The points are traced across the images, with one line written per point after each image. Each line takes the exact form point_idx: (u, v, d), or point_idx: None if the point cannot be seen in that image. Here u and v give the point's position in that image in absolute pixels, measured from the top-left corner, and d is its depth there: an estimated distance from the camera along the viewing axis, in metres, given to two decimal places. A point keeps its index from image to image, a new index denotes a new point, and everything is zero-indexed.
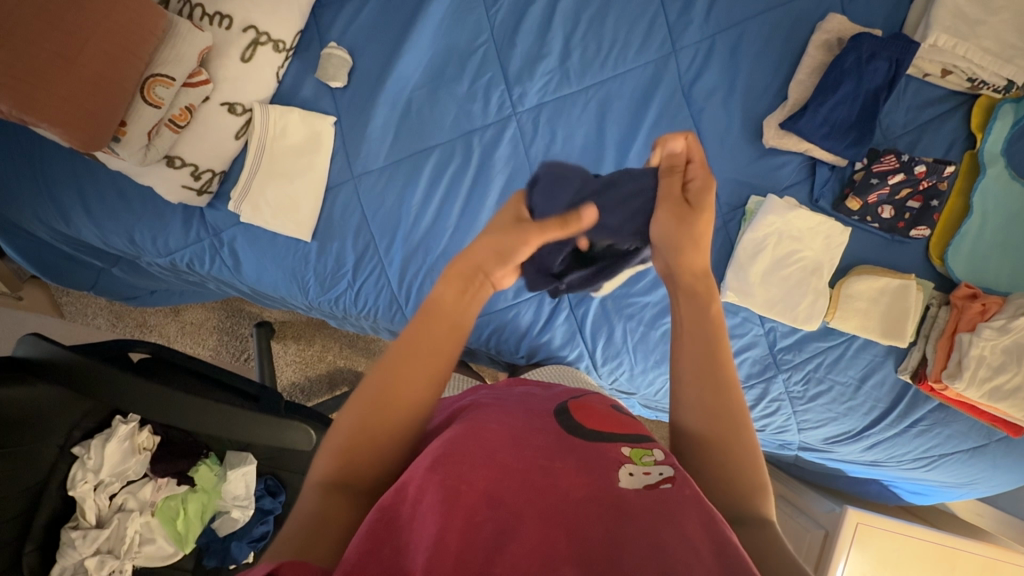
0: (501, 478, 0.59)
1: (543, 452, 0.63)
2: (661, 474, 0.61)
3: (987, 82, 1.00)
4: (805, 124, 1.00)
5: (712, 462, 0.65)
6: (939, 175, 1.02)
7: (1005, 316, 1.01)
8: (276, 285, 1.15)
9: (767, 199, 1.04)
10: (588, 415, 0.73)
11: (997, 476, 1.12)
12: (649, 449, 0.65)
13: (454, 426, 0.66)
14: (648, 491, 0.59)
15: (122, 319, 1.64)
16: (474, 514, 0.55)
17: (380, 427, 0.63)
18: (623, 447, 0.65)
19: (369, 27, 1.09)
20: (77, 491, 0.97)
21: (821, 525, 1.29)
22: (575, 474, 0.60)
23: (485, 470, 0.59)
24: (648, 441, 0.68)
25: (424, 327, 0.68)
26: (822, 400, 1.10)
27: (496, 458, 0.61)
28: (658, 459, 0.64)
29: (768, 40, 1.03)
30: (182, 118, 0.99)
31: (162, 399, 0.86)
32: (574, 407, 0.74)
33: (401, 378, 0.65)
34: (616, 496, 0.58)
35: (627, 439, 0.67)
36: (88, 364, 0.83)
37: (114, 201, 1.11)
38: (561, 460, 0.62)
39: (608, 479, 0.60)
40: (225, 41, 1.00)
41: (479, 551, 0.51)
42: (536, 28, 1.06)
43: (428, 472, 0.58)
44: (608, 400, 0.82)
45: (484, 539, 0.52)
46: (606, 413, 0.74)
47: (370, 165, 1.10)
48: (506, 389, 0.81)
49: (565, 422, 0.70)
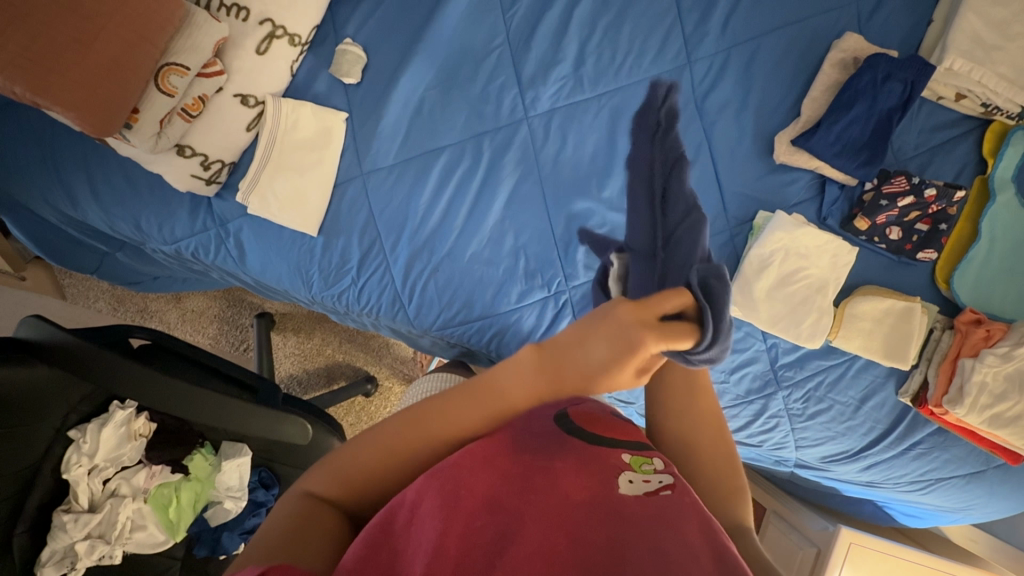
0: (500, 482, 0.59)
1: (542, 455, 0.64)
2: (660, 482, 0.62)
3: (1000, 108, 1.00)
4: (817, 142, 1.00)
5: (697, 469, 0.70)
6: (949, 200, 1.02)
7: (1009, 343, 1.00)
8: (280, 278, 1.14)
9: (775, 215, 1.03)
10: (589, 419, 0.73)
11: (994, 502, 1.12)
12: (649, 458, 0.66)
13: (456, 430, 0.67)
14: (648, 497, 0.59)
15: (123, 304, 1.64)
16: (473, 518, 0.55)
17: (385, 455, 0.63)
18: (623, 454, 0.66)
19: (384, 25, 1.09)
20: (71, 474, 0.98)
21: (813, 542, 1.29)
22: (574, 475, 0.60)
23: (485, 473, 0.60)
24: (648, 450, 0.69)
25: (468, 399, 0.62)
26: (821, 418, 1.10)
27: (495, 462, 0.62)
28: (657, 468, 0.64)
29: (784, 56, 1.03)
30: (194, 108, 0.99)
31: (157, 386, 0.86)
32: (575, 412, 0.75)
33: (426, 433, 0.63)
34: (616, 502, 0.58)
35: (628, 446, 0.68)
36: (82, 347, 0.83)
37: (124, 187, 1.11)
38: (560, 460, 0.62)
39: (608, 483, 0.60)
40: (241, 32, 1.00)
41: (479, 554, 0.51)
42: (551, 34, 1.06)
43: (426, 480, 0.59)
44: (606, 406, 0.83)
45: (485, 542, 0.52)
46: (607, 418, 0.74)
47: (379, 162, 1.09)
48: None
49: (565, 426, 0.71)
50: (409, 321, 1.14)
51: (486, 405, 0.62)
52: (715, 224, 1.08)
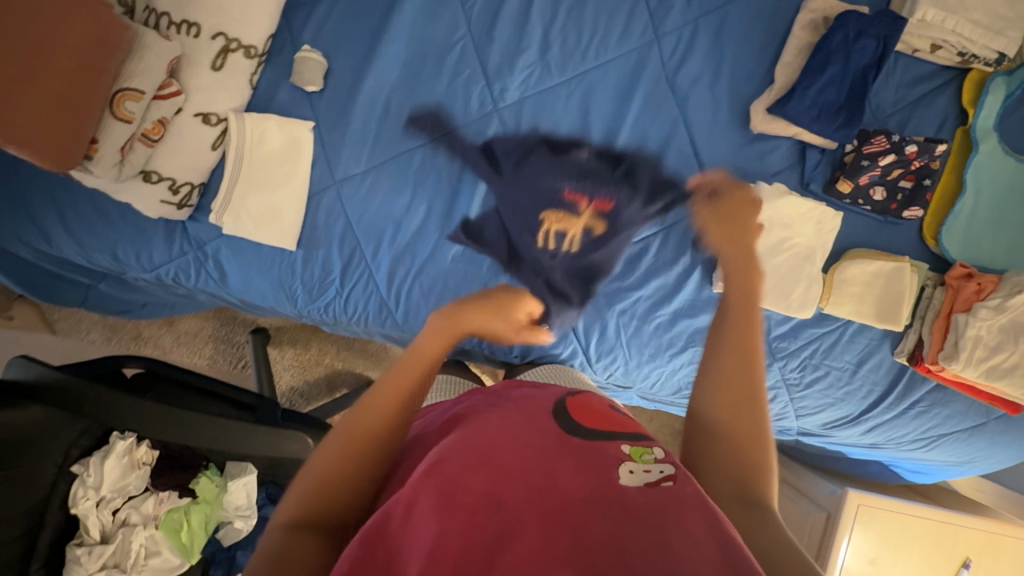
0: (501, 481, 0.58)
1: (542, 454, 0.62)
2: (662, 472, 0.61)
3: (977, 55, 0.97)
4: (793, 107, 0.98)
5: (709, 421, 0.68)
6: (931, 155, 0.99)
7: (1001, 294, 0.99)
8: (264, 296, 1.14)
9: (757, 185, 1.01)
10: (587, 415, 0.73)
11: (996, 453, 1.13)
12: (649, 447, 0.65)
13: (454, 435, 0.67)
14: (649, 489, 0.58)
15: (117, 332, 1.64)
16: (474, 516, 0.54)
17: (346, 471, 0.62)
18: (623, 445, 0.65)
19: (342, 26, 1.05)
20: (79, 508, 0.99)
21: (823, 507, 1.33)
22: (574, 473, 0.59)
23: (483, 472, 0.59)
24: (647, 440, 0.68)
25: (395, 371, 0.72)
26: (818, 386, 1.09)
27: (494, 460, 0.61)
28: (658, 457, 0.64)
29: (752, 23, 1.01)
30: (155, 132, 0.96)
31: (162, 416, 0.86)
32: (573, 408, 0.74)
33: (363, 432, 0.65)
34: (617, 494, 0.57)
35: (628, 437, 0.67)
36: (86, 387, 0.84)
37: (95, 219, 1.08)
38: (561, 460, 0.61)
39: (609, 477, 0.59)
40: (194, 49, 0.96)
41: (479, 549, 0.50)
42: (514, 21, 1.04)
43: (422, 481, 0.59)
44: (607, 398, 0.82)
45: (485, 540, 0.51)
46: (606, 412, 0.74)
47: (351, 170, 1.07)
48: (507, 392, 0.83)
49: (566, 424, 0.70)
50: (397, 327, 1.14)
51: (413, 374, 0.72)
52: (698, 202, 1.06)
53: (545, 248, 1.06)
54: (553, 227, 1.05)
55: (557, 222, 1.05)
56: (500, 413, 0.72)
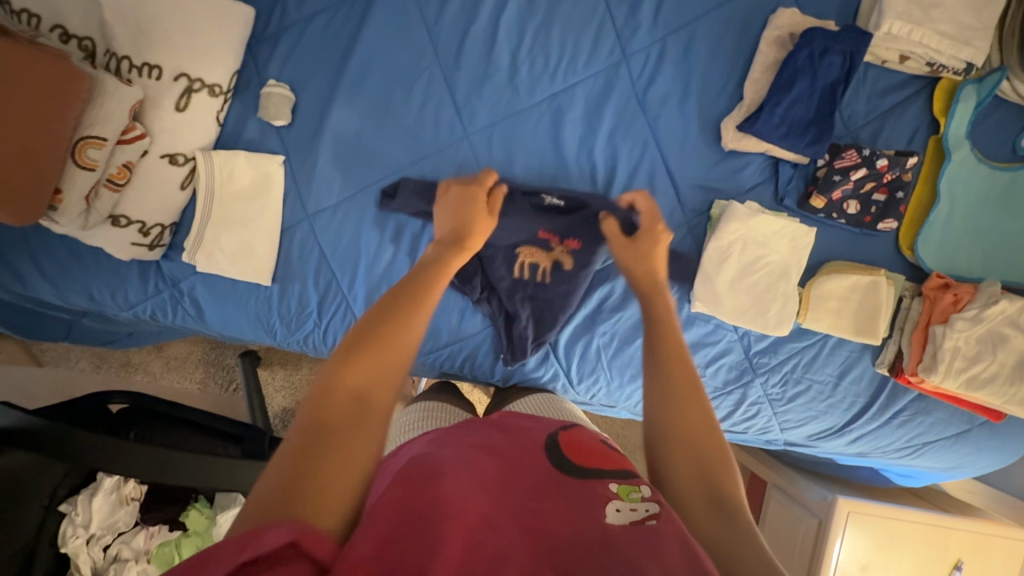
0: (496, 510, 0.57)
1: (531, 492, 0.62)
2: (647, 511, 0.59)
3: (946, 65, 0.97)
4: (762, 125, 0.97)
5: (669, 427, 0.67)
6: (903, 167, 0.99)
7: (977, 305, 0.99)
8: (243, 330, 1.13)
9: (730, 204, 1.01)
10: (578, 450, 0.71)
11: (980, 459, 1.13)
12: (637, 485, 0.63)
13: (447, 456, 0.66)
14: (633, 526, 0.56)
15: (106, 360, 1.63)
16: (474, 531, 0.52)
17: (376, 370, 0.62)
18: (611, 483, 0.63)
19: (306, 58, 1.04)
20: (69, 547, 0.97)
21: (814, 513, 1.33)
22: (562, 512, 0.58)
23: (482, 497, 0.58)
24: (635, 477, 0.66)
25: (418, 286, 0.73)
26: (801, 400, 1.09)
27: (490, 492, 0.60)
28: (645, 495, 0.61)
29: (719, 39, 1.00)
30: (120, 176, 0.95)
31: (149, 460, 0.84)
32: (565, 443, 0.73)
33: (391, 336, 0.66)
34: (602, 533, 0.55)
35: (614, 475, 0.65)
36: (66, 430, 0.81)
37: (68, 261, 1.07)
38: (548, 499, 0.60)
39: (595, 515, 0.58)
40: (156, 92, 0.95)
41: (481, 563, 0.48)
42: (481, 45, 1.02)
43: (427, 488, 0.56)
44: (597, 435, 0.80)
45: (486, 556, 0.49)
46: (596, 448, 0.72)
47: (324, 202, 1.07)
48: (496, 422, 0.81)
49: (553, 459, 0.68)
50: None
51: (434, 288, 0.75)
52: (673, 220, 1.06)
53: (520, 279, 1.07)
54: (528, 260, 1.06)
55: (531, 256, 1.06)
56: (487, 444, 0.71)
